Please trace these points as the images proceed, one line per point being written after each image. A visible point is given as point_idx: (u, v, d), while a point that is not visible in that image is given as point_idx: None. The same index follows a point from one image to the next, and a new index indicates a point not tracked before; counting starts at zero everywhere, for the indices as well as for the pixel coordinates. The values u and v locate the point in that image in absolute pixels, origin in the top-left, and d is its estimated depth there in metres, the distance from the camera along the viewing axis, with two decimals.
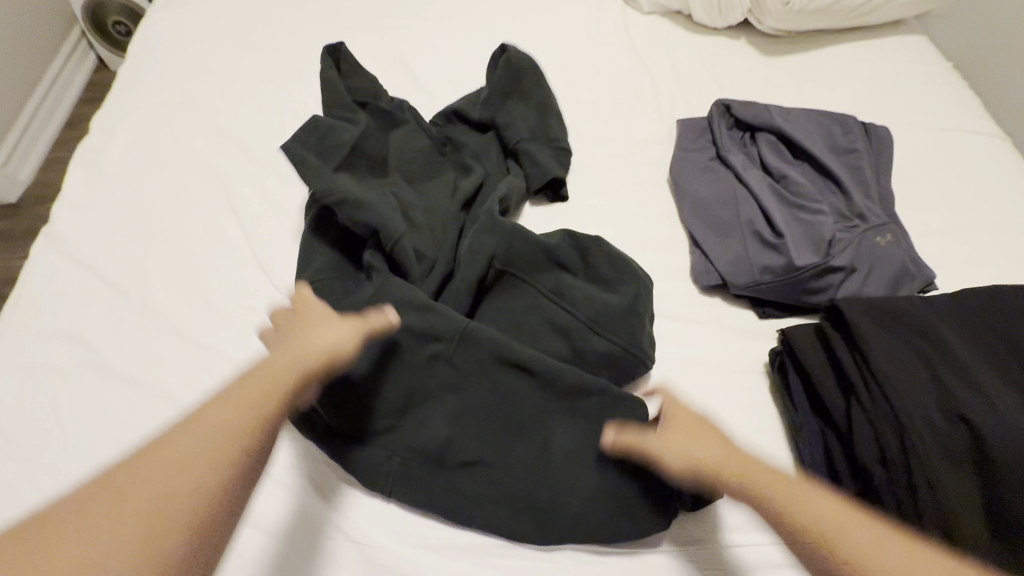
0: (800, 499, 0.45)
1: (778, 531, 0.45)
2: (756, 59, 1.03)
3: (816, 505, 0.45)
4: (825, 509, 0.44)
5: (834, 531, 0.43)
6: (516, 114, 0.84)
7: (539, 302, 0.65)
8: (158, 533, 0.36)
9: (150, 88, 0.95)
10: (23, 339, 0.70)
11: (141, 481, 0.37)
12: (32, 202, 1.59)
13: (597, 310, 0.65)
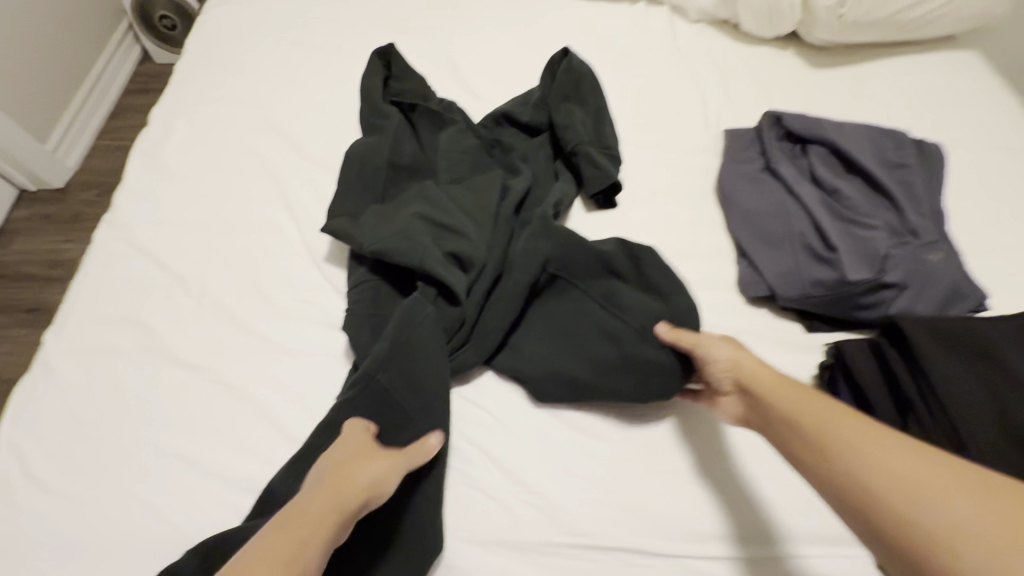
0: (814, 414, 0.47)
1: (786, 441, 0.48)
2: (803, 70, 1.02)
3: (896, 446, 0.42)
4: (901, 462, 0.40)
5: (862, 481, 0.41)
6: (580, 122, 0.85)
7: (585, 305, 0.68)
8: None
9: (206, 85, 0.98)
10: (87, 322, 0.73)
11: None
12: (78, 189, 1.64)
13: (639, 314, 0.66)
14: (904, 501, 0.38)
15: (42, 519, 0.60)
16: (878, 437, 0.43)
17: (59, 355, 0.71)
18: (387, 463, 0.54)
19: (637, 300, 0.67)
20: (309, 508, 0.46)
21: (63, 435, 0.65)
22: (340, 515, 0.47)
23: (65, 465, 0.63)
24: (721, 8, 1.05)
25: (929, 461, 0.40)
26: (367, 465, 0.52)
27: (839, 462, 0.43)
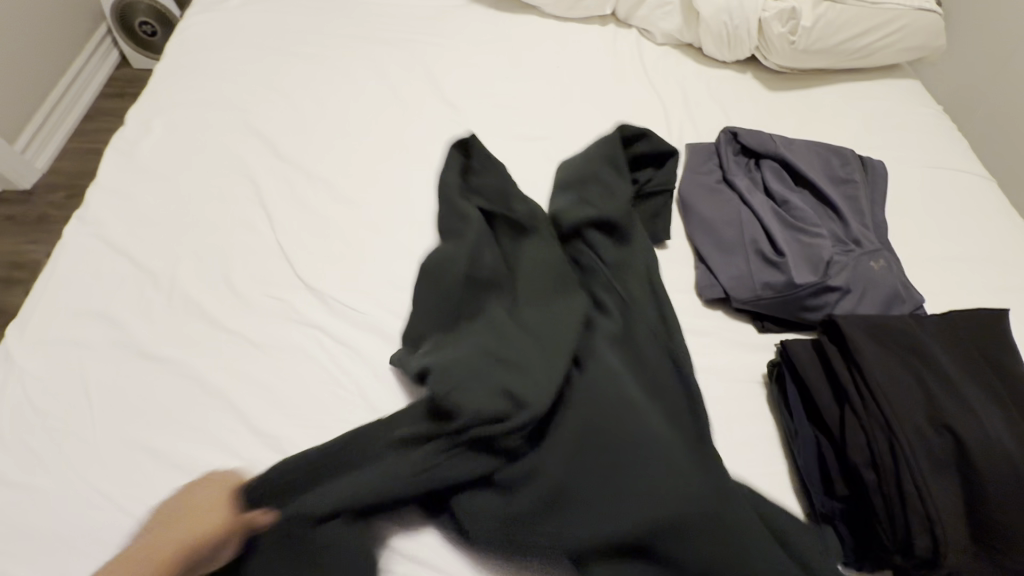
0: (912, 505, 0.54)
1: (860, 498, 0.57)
2: (761, 93, 1.09)
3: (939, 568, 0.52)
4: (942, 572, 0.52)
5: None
6: (590, 156, 0.85)
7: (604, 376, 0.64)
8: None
9: (185, 87, 0.99)
10: (53, 315, 0.73)
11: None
12: (47, 189, 1.62)
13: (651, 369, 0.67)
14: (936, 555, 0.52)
15: None
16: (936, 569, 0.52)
17: (22, 346, 0.70)
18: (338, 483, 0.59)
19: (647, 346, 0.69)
20: (173, 525, 0.56)
21: (22, 426, 0.64)
22: (193, 537, 0.54)
23: (23, 456, 0.63)
24: (685, 31, 1.11)
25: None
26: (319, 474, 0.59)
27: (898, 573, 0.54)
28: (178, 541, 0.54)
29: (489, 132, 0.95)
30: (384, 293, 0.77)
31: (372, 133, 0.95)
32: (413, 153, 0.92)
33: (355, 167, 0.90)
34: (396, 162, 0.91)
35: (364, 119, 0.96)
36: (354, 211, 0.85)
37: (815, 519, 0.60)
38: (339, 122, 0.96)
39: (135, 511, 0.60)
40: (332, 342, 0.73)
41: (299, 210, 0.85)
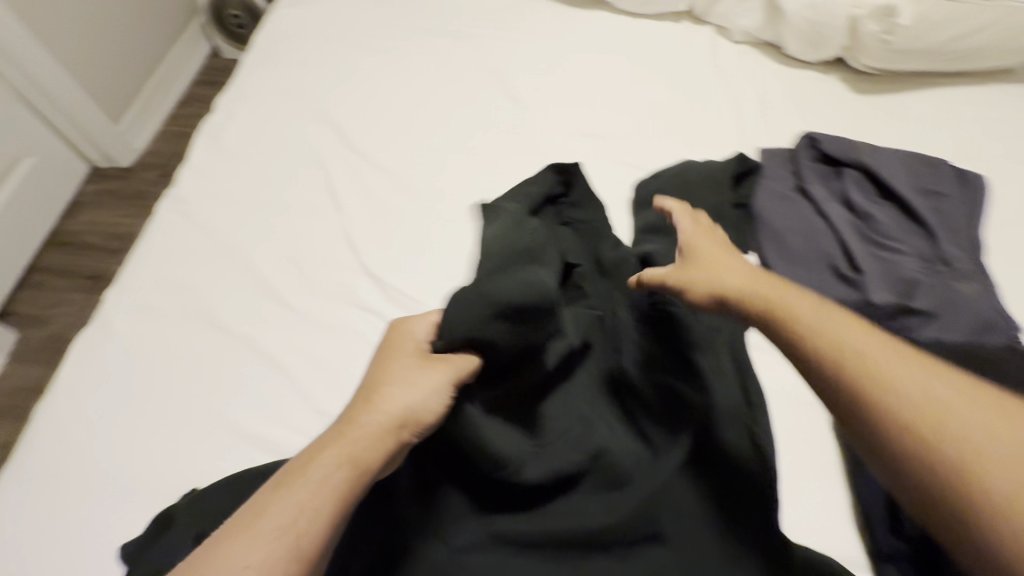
0: (858, 348, 0.53)
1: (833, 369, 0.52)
2: (847, 96, 1.02)
3: (914, 395, 0.49)
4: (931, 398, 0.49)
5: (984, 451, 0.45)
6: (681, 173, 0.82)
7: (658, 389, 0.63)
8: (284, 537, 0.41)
9: (268, 77, 1.06)
10: (145, 283, 0.80)
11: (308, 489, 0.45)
12: (143, 168, 1.77)
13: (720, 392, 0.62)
14: (980, 441, 0.46)
15: (89, 457, 0.66)
16: (929, 407, 0.48)
17: (117, 311, 0.77)
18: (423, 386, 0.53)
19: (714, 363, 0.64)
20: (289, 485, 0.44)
21: (112, 383, 0.71)
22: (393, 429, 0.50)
23: (112, 410, 0.69)
24: (765, 29, 1.05)
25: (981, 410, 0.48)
26: (410, 386, 0.53)
27: (876, 399, 0.50)
28: (306, 502, 0.43)
29: (553, 129, 0.95)
30: (438, 284, 0.79)
31: (437, 126, 0.97)
32: (476, 147, 0.94)
33: (419, 159, 0.93)
34: (458, 156, 0.93)
35: (430, 112, 0.99)
36: (415, 202, 0.88)
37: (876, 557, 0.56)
38: (406, 115, 0.99)
39: (204, 470, 0.65)
40: (387, 328, 0.75)
41: (364, 198, 0.88)
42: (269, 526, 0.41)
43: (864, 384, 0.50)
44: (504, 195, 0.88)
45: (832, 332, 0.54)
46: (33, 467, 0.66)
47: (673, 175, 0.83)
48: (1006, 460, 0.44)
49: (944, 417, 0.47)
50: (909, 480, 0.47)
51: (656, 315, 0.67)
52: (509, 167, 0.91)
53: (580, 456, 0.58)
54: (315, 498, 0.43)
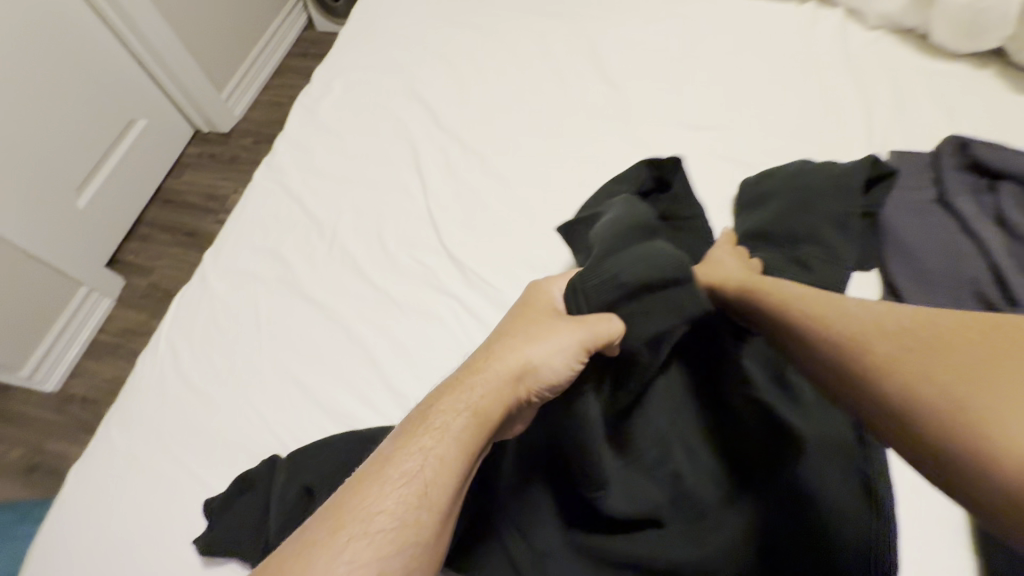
0: (904, 349, 0.40)
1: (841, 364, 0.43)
2: (1005, 96, 0.87)
3: (905, 316, 0.42)
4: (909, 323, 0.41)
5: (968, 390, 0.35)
6: (798, 173, 0.74)
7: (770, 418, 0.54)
8: (408, 499, 0.41)
9: (364, 51, 1.06)
10: (240, 247, 0.83)
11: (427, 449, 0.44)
12: (240, 134, 1.87)
13: (826, 425, 0.55)
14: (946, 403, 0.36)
15: (183, 410, 0.70)
16: (887, 334, 0.41)
17: (214, 272, 0.81)
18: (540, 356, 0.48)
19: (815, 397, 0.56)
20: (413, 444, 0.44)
21: (206, 341, 0.75)
22: (511, 386, 0.48)
23: (205, 367, 0.73)
24: (909, 14, 0.92)
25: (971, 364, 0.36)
26: (535, 345, 0.49)
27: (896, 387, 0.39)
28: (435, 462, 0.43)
29: (652, 118, 0.89)
30: (520, 274, 0.76)
31: (528, 108, 0.93)
32: (568, 133, 0.89)
33: (508, 141, 0.90)
34: (550, 140, 0.89)
35: (523, 93, 0.95)
36: (501, 187, 0.85)
37: None
38: (497, 95, 0.95)
39: (284, 436, 0.67)
40: (466, 315, 0.73)
41: (450, 179, 0.87)
42: (404, 482, 0.42)
43: (907, 386, 0.38)
44: (595, 185, 0.83)
45: (847, 314, 0.45)
46: (135, 412, 0.71)
47: (788, 175, 0.74)
48: (979, 418, 0.34)
49: (946, 402, 0.36)
50: (882, 414, 0.40)
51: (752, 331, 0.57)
52: (602, 156, 0.86)
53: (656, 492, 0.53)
54: (438, 464, 0.43)
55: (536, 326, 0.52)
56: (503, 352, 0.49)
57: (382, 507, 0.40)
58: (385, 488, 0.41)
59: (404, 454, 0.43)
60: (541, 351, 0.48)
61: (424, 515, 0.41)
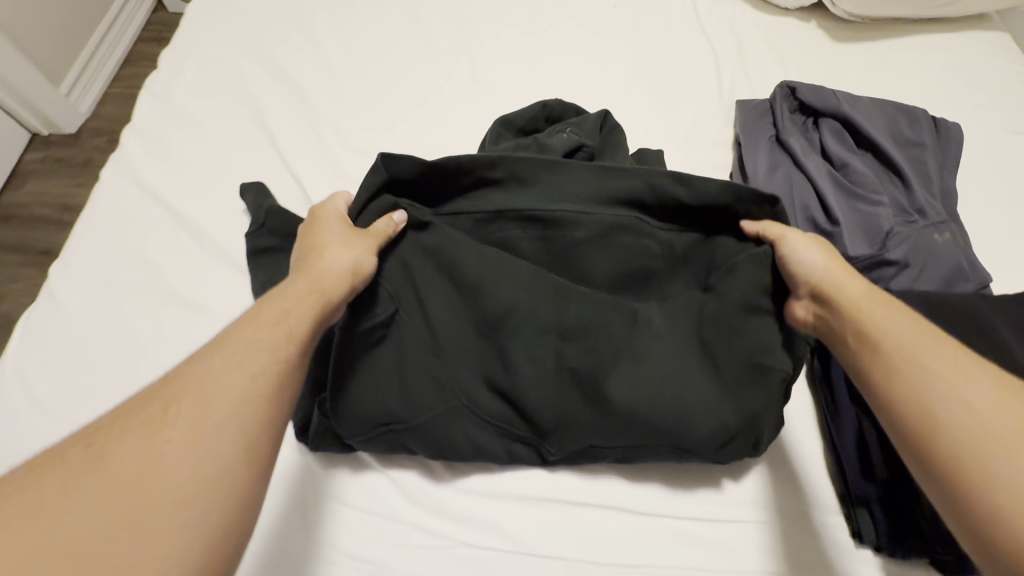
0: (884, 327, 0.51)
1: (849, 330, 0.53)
2: (826, 45, 0.99)
3: (886, 331, 0.50)
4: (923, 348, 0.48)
5: (902, 359, 0.48)
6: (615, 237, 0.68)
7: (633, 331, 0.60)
8: (159, 518, 0.35)
9: (214, 29, 0.97)
10: (92, 255, 0.75)
11: (140, 430, 0.38)
12: (91, 134, 1.65)
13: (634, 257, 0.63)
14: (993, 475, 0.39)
15: (47, 439, 0.63)
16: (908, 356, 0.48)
17: (63, 285, 0.73)
18: (358, 247, 0.57)
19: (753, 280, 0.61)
20: (158, 398, 0.40)
21: (66, 361, 0.67)
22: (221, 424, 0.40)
23: (68, 390, 0.66)
24: None
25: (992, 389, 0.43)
26: (199, 412, 0.40)
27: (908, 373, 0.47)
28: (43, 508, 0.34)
29: (526, 85, 0.91)
30: None
31: (402, 81, 0.91)
32: (448, 104, 0.89)
33: (385, 116, 0.88)
34: (429, 113, 0.88)
35: (395, 67, 0.93)
36: None
37: (850, 502, 0.58)
38: (370, 68, 0.93)
39: None
40: None
41: (324, 160, 0.83)
42: (139, 462, 0.37)
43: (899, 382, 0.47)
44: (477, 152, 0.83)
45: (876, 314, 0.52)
46: None
47: (624, 156, 0.72)
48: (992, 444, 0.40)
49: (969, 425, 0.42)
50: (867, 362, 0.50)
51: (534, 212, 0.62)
52: (481, 126, 0.87)
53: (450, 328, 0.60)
54: (152, 446, 0.38)
55: (228, 363, 0.43)
56: (219, 366, 0.43)
57: (161, 464, 0.37)
58: (112, 479, 0.36)
59: (115, 446, 0.38)
60: (252, 365, 0.43)
61: (173, 518, 0.36)
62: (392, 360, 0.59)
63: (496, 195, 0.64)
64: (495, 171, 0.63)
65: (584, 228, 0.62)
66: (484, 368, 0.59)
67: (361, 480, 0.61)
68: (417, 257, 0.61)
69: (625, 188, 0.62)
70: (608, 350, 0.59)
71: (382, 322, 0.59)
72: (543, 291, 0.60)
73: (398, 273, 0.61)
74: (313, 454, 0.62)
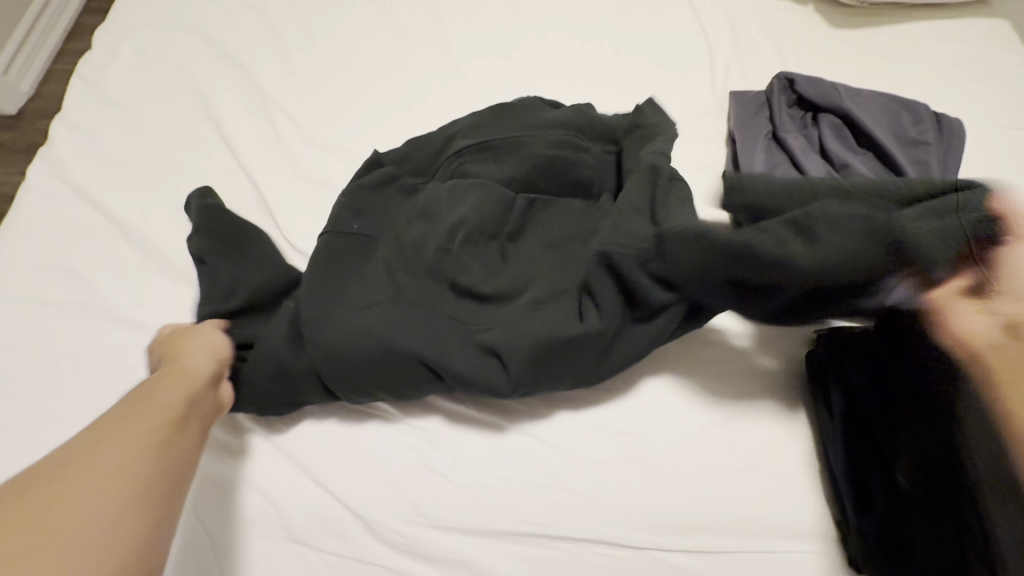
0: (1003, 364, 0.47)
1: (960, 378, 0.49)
2: (824, 31, 0.94)
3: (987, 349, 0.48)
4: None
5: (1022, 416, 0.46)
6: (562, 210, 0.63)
7: (591, 216, 0.63)
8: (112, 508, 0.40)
9: (154, 6, 0.87)
10: (17, 268, 0.67)
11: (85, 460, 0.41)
12: (33, 115, 1.51)
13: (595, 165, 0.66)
14: None
15: None
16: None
17: None
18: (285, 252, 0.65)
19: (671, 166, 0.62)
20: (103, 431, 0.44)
21: None
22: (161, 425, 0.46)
23: None
24: None
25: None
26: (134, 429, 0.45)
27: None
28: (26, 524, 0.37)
29: (504, 74, 0.84)
30: None
31: (369, 67, 0.83)
32: (420, 94, 0.81)
33: (350, 105, 0.80)
34: (399, 103, 0.80)
35: (363, 51, 0.84)
36: (345, 159, 0.76)
37: (845, 531, 0.55)
38: (332, 51, 0.84)
39: None
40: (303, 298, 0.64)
41: (281, 157, 0.75)
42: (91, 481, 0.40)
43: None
44: None
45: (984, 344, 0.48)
46: None
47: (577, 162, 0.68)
48: None
49: None
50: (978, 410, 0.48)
51: (484, 147, 0.64)
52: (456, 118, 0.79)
53: (418, 238, 0.59)
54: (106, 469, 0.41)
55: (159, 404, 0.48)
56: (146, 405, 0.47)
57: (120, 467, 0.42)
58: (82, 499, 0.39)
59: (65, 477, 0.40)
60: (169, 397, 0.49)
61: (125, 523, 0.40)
62: (358, 272, 0.58)
63: (442, 145, 0.67)
64: (455, 127, 0.68)
65: (534, 147, 0.64)
66: (444, 252, 0.58)
67: (323, 518, 0.55)
68: (380, 185, 0.63)
69: (563, 117, 0.66)
70: (569, 235, 0.62)
71: (349, 241, 0.60)
72: (499, 208, 0.61)
73: (369, 200, 0.62)
74: (269, 492, 0.56)
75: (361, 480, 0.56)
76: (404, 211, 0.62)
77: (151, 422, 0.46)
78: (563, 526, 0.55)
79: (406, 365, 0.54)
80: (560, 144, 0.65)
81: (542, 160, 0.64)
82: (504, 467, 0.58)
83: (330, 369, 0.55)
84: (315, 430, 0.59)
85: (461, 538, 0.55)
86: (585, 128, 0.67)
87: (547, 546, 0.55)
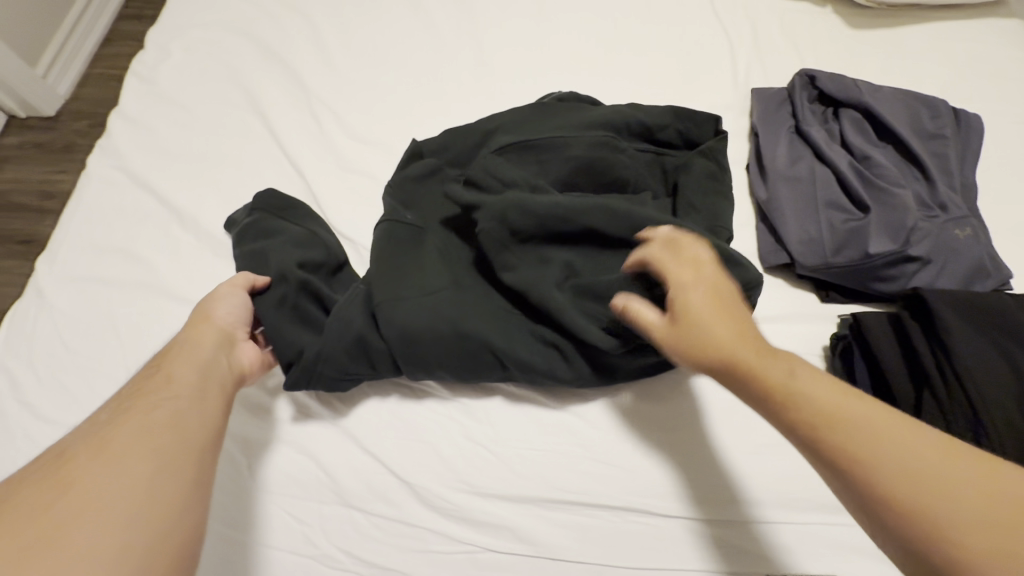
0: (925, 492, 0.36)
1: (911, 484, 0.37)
2: (842, 31, 0.97)
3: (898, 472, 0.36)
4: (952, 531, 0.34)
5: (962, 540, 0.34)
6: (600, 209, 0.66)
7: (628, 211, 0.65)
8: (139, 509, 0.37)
9: (203, 9, 0.92)
10: (80, 251, 0.71)
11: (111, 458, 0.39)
12: (71, 116, 1.57)
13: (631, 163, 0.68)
14: None
15: (38, 446, 0.60)
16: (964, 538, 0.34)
17: (52, 282, 0.69)
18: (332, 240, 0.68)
19: (703, 183, 0.67)
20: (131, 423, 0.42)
21: (56, 364, 0.64)
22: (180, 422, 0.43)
23: (60, 396, 0.63)
24: None
25: (895, 412, 0.40)
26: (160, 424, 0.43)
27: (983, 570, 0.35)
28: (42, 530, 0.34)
29: (535, 71, 0.87)
30: None
31: (406, 65, 0.87)
32: (454, 91, 0.85)
33: (389, 101, 0.84)
34: (435, 100, 0.84)
35: (399, 50, 0.89)
36: (385, 152, 0.80)
37: None
38: (371, 50, 0.88)
39: None
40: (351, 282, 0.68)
41: (324, 149, 0.79)
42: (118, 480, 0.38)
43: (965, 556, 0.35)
44: None
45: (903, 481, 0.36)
46: None
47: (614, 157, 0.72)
48: None
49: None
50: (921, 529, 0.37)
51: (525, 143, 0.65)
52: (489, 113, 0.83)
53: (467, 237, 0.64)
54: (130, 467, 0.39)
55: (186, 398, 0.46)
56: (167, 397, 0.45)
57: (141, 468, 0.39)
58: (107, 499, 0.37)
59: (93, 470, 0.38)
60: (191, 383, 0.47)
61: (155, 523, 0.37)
62: (414, 258, 0.61)
63: (480, 141, 0.70)
64: (492, 123, 0.71)
65: (575, 146, 0.65)
66: None
67: (372, 484, 0.58)
68: (424, 178, 0.67)
69: (600, 116, 0.69)
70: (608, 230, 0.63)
71: (400, 230, 0.63)
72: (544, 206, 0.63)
73: (416, 193, 0.66)
74: (319, 461, 0.59)
75: (406, 449, 0.60)
76: (449, 203, 0.66)
77: (172, 417, 0.43)
78: (598, 494, 0.58)
79: (473, 348, 0.58)
80: (598, 143, 0.66)
81: (583, 160, 0.65)
82: (541, 438, 0.61)
83: (403, 348, 0.57)
84: (362, 404, 0.62)
85: (501, 505, 0.58)
86: (623, 126, 0.69)
87: (583, 515, 0.58)
